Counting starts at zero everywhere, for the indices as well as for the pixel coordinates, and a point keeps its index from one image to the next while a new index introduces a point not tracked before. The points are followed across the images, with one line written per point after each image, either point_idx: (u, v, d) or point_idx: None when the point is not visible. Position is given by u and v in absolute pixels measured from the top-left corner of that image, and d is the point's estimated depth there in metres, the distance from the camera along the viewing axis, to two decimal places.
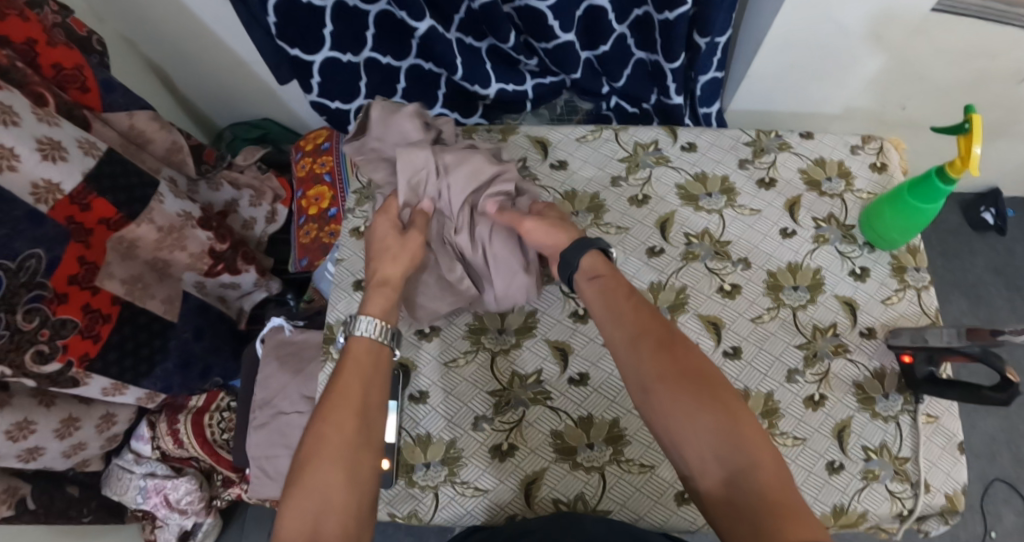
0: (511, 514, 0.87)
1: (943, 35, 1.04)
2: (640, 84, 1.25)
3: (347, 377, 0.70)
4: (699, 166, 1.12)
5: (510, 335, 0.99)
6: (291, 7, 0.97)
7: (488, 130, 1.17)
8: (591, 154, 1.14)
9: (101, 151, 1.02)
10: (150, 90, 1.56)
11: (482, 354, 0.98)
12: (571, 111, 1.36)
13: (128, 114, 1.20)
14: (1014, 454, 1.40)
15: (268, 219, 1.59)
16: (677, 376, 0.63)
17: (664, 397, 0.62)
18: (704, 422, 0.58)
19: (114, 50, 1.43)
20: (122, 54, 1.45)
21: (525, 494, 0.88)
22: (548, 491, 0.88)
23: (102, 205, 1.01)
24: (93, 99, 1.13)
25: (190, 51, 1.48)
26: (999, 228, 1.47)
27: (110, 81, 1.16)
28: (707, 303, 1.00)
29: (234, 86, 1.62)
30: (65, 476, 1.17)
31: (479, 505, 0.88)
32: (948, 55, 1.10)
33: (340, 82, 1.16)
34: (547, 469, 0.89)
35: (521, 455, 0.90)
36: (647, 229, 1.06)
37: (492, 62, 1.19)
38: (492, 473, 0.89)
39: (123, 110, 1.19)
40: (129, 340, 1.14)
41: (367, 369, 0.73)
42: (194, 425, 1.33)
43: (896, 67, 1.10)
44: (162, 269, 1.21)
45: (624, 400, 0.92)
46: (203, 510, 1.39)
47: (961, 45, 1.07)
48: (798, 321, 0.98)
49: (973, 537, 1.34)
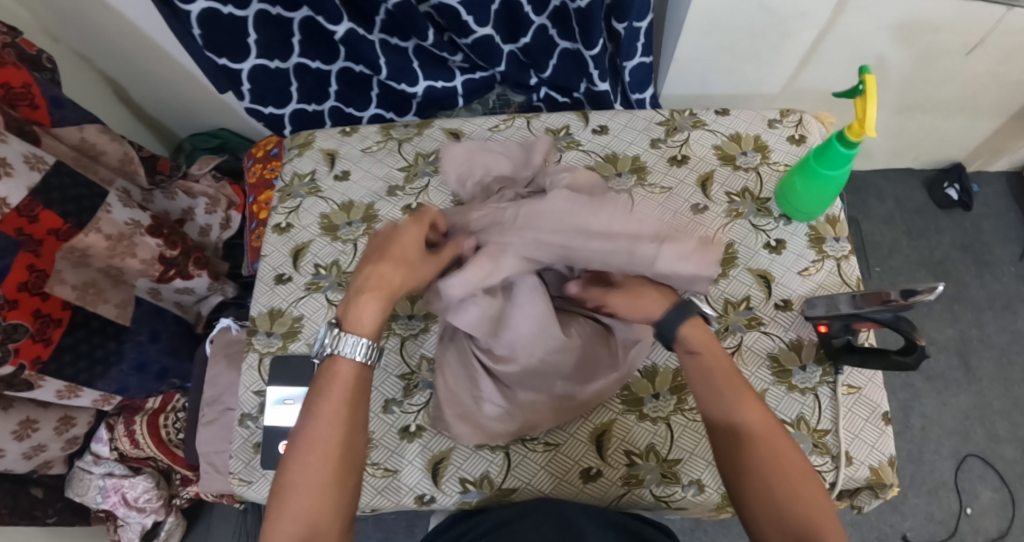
0: (422, 496, 0.59)
1: (994, 64, 0.97)
2: (567, 74, 0.88)
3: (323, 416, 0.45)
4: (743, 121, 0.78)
5: (422, 319, 0.67)
6: (216, 21, 0.73)
7: (405, 125, 0.78)
8: (624, 118, 0.73)
9: (48, 165, 0.81)
10: (125, 127, 1.24)
11: (392, 342, 0.66)
12: (506, 104, 0.97)
13: (77, 126, 0.93)
14: (988, 430, 1.17)
15: (223, 225, 1.20)
16: (779, 453, 0.45)
17: (797, 473, 0.44)
18: (822, 520, 0.41)
19: (70, 77, 1.08)
20: (82, 83, 1.11)
21: (432, 476, 0.59)
22: (455, 471, 0.59)
23: (49, 217, 0.81)
24: (43, 116, 0.87)
25: (156, 81, 1.18)
26: (965, 205, 1.33)
27: (56, 95, 0.90)
28: (780, 252, 0.65)
29: (182, 96, 1.23)
30: (26, 480, 0.95)
31: (395, 497, 0.59)
32: (997, 81, 1.02)
33: (274, 89, 0.88)
34: (452, 449, 0.60)
35: (429, 437, 0.60)
36: (692, 189, 0.68)
37: (420, 60, 0.87)
38: (405, 456, 0.60)
39: (72, 125, 0.92)
40: (81, 346, 0.90)
41: (356, 391, 0.48)
42: (151, 424, 1.04)
43: (981, 75, 1.00)
44: (117, 276, 0.94)
45: (680, 352, 0.60)
46: (167, 509, 1.10)
47: (1005, 73, 1.00)
48: (845, 279, 0.63)
49: (949, 516, 1.11)
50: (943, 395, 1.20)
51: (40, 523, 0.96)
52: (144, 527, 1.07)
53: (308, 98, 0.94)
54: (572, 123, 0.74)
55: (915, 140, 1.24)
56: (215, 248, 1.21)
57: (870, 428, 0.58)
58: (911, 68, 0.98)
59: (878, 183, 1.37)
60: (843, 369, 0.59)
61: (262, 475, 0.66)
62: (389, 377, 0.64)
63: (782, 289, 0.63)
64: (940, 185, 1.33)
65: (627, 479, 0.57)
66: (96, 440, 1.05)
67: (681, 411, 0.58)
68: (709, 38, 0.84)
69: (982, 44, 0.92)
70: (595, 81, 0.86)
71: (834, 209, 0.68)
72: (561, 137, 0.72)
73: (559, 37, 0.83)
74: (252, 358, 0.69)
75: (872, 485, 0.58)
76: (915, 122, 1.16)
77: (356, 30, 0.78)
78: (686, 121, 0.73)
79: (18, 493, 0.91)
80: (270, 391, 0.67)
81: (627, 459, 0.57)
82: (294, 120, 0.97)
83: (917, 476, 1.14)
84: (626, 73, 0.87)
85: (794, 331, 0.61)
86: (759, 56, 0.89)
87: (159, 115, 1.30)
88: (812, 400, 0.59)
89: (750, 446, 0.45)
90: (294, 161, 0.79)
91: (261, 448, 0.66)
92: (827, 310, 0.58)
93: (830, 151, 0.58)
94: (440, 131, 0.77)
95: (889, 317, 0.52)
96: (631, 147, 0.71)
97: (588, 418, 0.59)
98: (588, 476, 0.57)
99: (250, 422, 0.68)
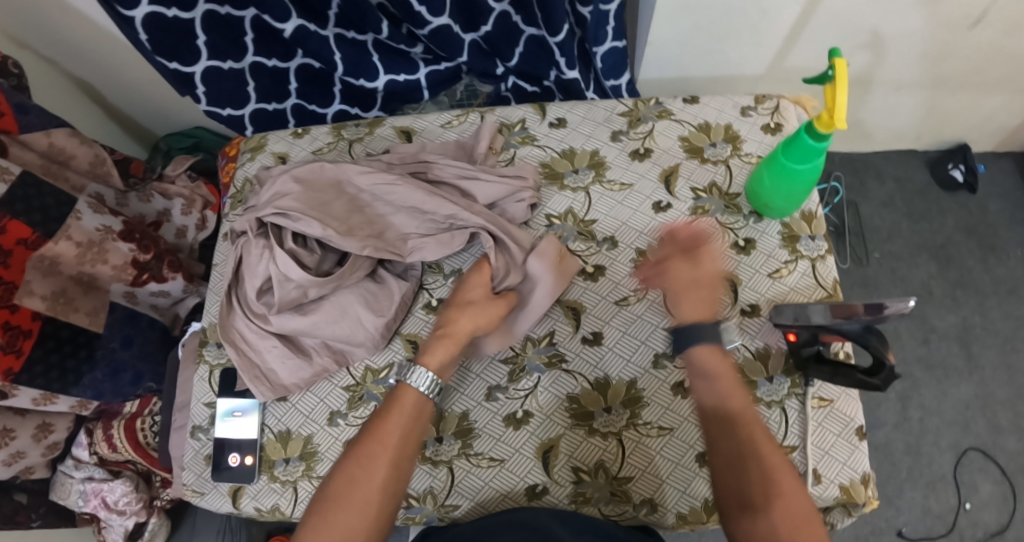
0: None
1: (998, 40, 0.91)
2: (534, 61, 0.83)
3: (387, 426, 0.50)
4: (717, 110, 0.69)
5: None
6: (161, 22, 0.69)
7: (356, 124, 0.74)
8: (583, 109, 0.70)
9: (14, 176, 0.72)
10: (103, 134, 1.13)
11: None
12: (472, 95, 0.90)
13: (45, 131, 0.82)
14: (990, 421, 1.09)
15: (200, 226, 1.07)
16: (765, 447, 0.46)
17: (790, 512, 0.42)
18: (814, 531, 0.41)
19: (41, 85, 0.97)
20: (54, 91, 1.00)
21: None
22: None
23: (17, 226, 0.71)
24: (10, 123, 0.77)
25: (133, 84, 1.08)
26: (969, 186, 1.24)
27: (21, 101, 0.80)
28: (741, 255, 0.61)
29: (160, 101, 1.14)
30: (9, 486, 0.84)
31: None
32: (1012, 54, 0.95)
33: (231, 91, 0.83)
34: None
35: None
36: (654, 184, 0.65)
37: (380, 52, 0.82)
38: None
39: (39, 131, 0.81)
40: (53, 357, 0.78)
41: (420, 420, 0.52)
42: (128, 428, 0.92)
43: (1000, 48, 0.93)
44: (89, 282, 0.82)
45: (633, 361, 0.58)
46: (148, 511, 0.97)
47: (1010, 50, 0.94)
48: (817, 283, 0.59)
49: (947, 511, 1.04)
50: (943, 386, 1.12)
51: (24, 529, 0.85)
52: (127, 530, 0.95)
53: (266, 96, 0.87)
54: (528, 117, 0.71)
55: (919, 121, 1.16)
56: (191, 250, 1.06)
57: (842, 443, 0.55)
58: (910, 45, 0.92)
59: (880, 164, 1.28)
60: (813, 381, 0.56)
61: (214, 487, 0.63)
62: (334, 390, 0.62)
63: (749, 294, 0.60)
64: (944, 166, 1.25)
65: (573, 498, 0.54)
66: (75, 443, 0.93)
67: (633, 427, 0.55)
68: (684, 18, 0.78)
69: (985, 17, 0.86)
70: (563, 70, 0.81)
71: (809, 204, 0.63)
72: (515, 133, 0.70)
73: (523, 23, 0.77)
74: (202, 370, 0.67)
75: (843, 504, 0.55)
76: (920, 101, 1.09)
77: (306, 25, 0.74)
78: (651, 111, 0.69)
79: None
80: (221, 403, 0.64)
81: (574, 476, 0.55)
82: (254, 120, 0.91)
83: (914, 470, 1.07)
84: (598, 58, 0.81)
85: (761, 339, 0.58)
86: (738, 36, 0.83)
87: (131, 113, 1.17)
88: (777, 413, 0.56)
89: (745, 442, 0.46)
90: (246, 166, 0.76)
91: (212, 462, 0.63)
92: (794, 320, 0.55)
93: (799, 144, 0.53)
94: (390, 129, 0.73)
95: (857, 329, 0.48)
96: (590, 141, 0.68)
97: (535, 433, 0.57)
98: (534, 494, 0.55)
99: (202, 434, 0.65)
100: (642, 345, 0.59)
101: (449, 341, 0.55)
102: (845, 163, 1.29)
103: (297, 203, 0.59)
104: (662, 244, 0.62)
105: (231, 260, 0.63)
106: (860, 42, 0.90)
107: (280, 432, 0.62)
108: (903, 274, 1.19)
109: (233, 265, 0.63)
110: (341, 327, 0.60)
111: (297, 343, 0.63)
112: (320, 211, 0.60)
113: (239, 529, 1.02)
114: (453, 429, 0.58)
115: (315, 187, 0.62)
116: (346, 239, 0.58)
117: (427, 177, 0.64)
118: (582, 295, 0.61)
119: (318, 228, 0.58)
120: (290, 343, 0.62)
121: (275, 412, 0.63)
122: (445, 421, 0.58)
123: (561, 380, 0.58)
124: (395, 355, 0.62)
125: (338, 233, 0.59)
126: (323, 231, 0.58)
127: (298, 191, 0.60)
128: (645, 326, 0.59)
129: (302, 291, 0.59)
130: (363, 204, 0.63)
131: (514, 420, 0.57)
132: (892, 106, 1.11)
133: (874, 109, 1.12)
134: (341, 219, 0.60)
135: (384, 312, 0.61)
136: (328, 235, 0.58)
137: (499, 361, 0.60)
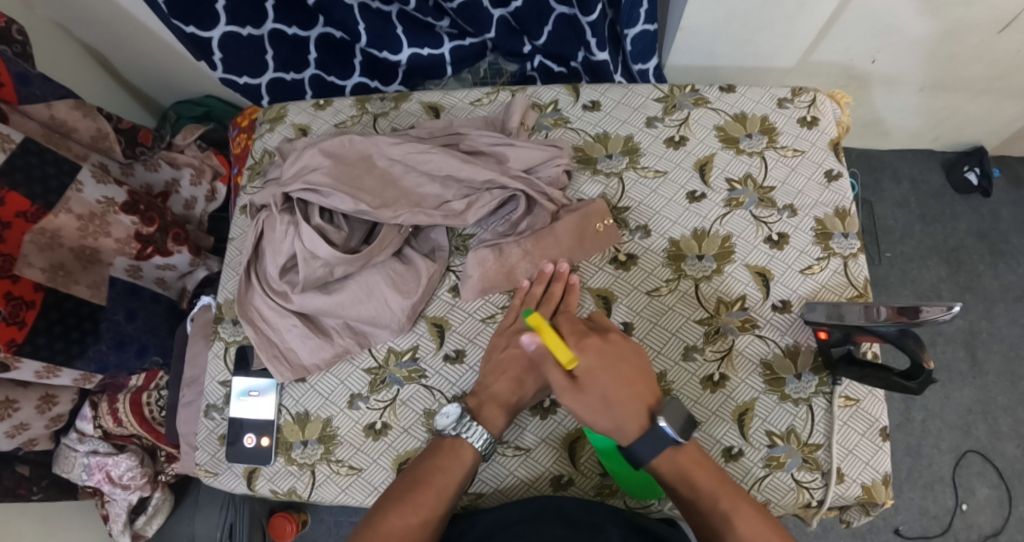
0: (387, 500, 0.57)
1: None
2: (563, 41, 0.80)
3: (448, 476, 0.49)
4: (747, 101, 0.67)
5: None
6: None
7: (381, 98, 0.72)
8: (618, 93, 0.68)
9: (16, 144, 0.68)
10: (110, 102, 1.09)
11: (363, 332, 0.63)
12: (497, 73, 0.89)
13: (46, 104, 0.78)
14: (990, 425, 1.10)
15: (208, 198, 1.04)
16: (718, 479, 0.47)
17: (739, 510, 0.45)
18: (744, 520, 0.44)
19: (47, 49, 0.93)
20: (62, 57, 0.97)
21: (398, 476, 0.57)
22: None
23: (15, 198, 0.68)
24: (9, 93, 0.73)
25: (139, 49, 1.04)
26: (983, 190, 1.22)
27: (24, 70, 0.75)
28: (764, 249, 0.60)
29: (167, 67, 1.10)
30: (11, 457, 0.80)
31: (359, 491, 0.57)
32: None
33: (250, 60, 0.81)
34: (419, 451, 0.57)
35: (397, 440, 0.58)
36: (688, 173, 0.64)
37: (404, 26, 0.79)
38: (373, 455, 0.58)
39: (40, 102, 0.77)
40: (58, 329, 0.75)
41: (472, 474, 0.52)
42: (134, 402, 0.90)
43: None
44: (90, 256, 0.79)
45: (665, 349, 0.58)
46: (152, 486, 0.95)
47: None
48: (852, 280, 0.59)
49: (943, 512, 1.05)
50: (946, 388, 1.12)
51: (25, 502, 0.82)
52: (132, 504, 0.93)
53: (284, 66, 0.84)
54: (561, 98, 0.69)
55: (938, 122, 1.15)
56: (200, 222, 1.04)
57: (866, 444, 0.55)
58: (937, 45, 0.90)
59: (895, 162, 1.27)
60: (841, 380, 0.56)
61: (228, 468, 0.62)
62: (355, 372, 0.61)
63: (781, 290, 0.59)
64: (960, 167, 1.23)
65: (599, 490, 0.55)
66: (78, 416, 0.91)
67: None
68: (720, 4, 0.75)
69: (1014, 22, 0.84)
70: (592, 51, 0.78)
71: (844, 200, 0.62)
72: (547, 114, 0.68)
73: (555, 1, 0.75)
74: (216, 348, 0.65)
75: (863, 503, 0.55)
76: (943, 102, 1.07)
77: None
78: (687, 98, 0.68)
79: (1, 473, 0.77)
80: (236, 382, 0.63)
81: (601, 468, 0.55)
82: (271, 91, 0.88)
83: (914, 470, 1.07)
84: (628, 41, 0.78)
85: (791, 336, 0.58)
86: (773, 26, 0.81)
87: (139, 79, 1.13)
88: (804, 411, 0.56)
89: (699, 483, 0.46)
90: (265, 138, 0.74)
91: (227, 441, 0.62)
92: (828, 318, 0.54)
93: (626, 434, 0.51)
94: (418, 105, 0.71)
95: (894, 332, 0.48)
96: (624, 126, 0.67)
97: (561, 423, 0.56)
98: (559, 485, 0.55)
99: (216, 414, 0.64)
100: (674, 333, 0.58)
101: (496, 403, 0.54)
102: (861, 160, 1.27)
103: (327, 177, 0.57)
104: (694, 235, 0.61)
105: (252, 235, 0.61)
106: (887, 40, 0.88)
107: (299, 413, 0.61)
108: (913, 275, 1.19)
109: (254, 240, 0.61)
110: (365, 307, 0.59)
111: (316, 323, 0.62)
112: (353, 185, 0.59)
113: (241, 504, 0.98)
114: None
115: (345, 161, 0.60)
116: (381, 213, 0.58)
117: (460, 147, 0.63)
118: (614, 284, 0.60)
119: (350, 203, 0.57)
120: (310, 323, 0.61)
121: (293, 393, 0.61)
122: None
123: None
124: (420, 338, 0.61)
125: (370, 207, 0.58)
126: (356, 206, 0.57)
127: (327, 165, 0.59)
128: (676, 318, 0.59)
129: (328, 269, 0.58)
130: (393, 179, 0.61)
131: (540, 409, 0.57)
132: (915, 106, 1.09)
133: (896, 107, 1.10)
134: (374, 192, 0.59)
135: (410, 294, 0.59)
136: (360, 210, 0.57)
137: None
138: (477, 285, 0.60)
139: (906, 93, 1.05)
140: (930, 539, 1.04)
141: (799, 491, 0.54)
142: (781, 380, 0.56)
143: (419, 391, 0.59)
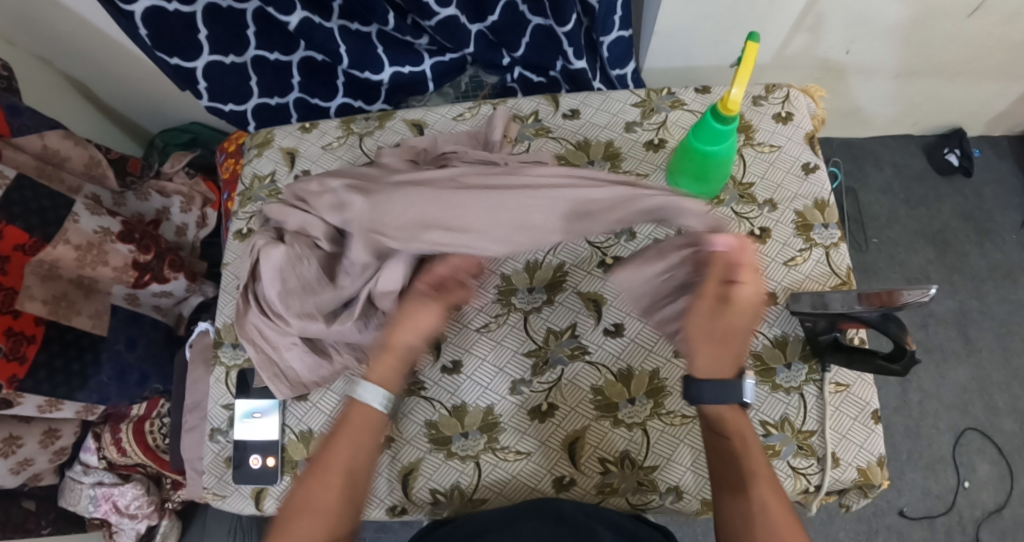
0: (391, 508, 0.58)
1: (997, 27, 0.92)
2: (542, 51, 0.82)
3: (343, 443, 0.53)
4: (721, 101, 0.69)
5: None
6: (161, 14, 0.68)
7: (365, 118, 0.74)
8: (597, 100, 0.70)
9: (9, 179, 0.69)
10: (96, 132, 1.10)
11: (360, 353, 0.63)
12: (479, 86, 0.90)
13: (38, 135, 0.79)
14: (987, 402, 1.11)
15: (201, 223, 1.05)
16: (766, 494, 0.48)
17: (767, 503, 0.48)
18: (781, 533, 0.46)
19: (33, 84, 0.95)
20: (47, 89, 0.98)
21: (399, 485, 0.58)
22: (425, 483, 0.58)
23: (13, 232, 0.68)
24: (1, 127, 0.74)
25: (124, 81, 1.06)
26: (964, 171, 1.25)
27: (13, 103, 0.77)
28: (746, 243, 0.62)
29: (152, 97, 1.11)
30: (16, 493, 0.81)
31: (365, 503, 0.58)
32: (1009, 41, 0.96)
33: (235, 87, 0.82)
34: (420, 460, 0.58)
35: (400, 451, 0.59)
36: None
37: (385, 45, 0.81)
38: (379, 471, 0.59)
39: (32, 133, 0.78)
40: (58, 361, 0.76)
41: (371, 432, 0.55)
42: (137, 430, 0.90)
43: (995, 35, 0.94)
44: (89, 284, 0.79)
45: (658, 351, 0.59)
46: (160, 513, 0.95)
47: (1010, 36, 0.94)
48: (834, 270, 0.61)
49: (945, 491, 1.06)
50: (941, 369, 1.14)
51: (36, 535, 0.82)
52: (139, 533, 0.93)
53: (269, 91, 0.86)
54: (541, 108, 0.71)
55: (916, 108, 1.17)
56: (193, 248, 1.04)
57: (858, 427, 0.56)
58: (912, 30, 0.92)
59: (877, 150, 1.29)
60: (830, 366, 0.57)
61: (235, 490, 0.62)
62: (356, 387, 0.62)
63: (766, 282, 0.61)
64: (940, 150, 1.26)
65: (600, 488, 0.56)
66: (83, 448, 0.91)
67: (657, 417, 0.57)
68: (691, 8, 0.77)
69: (983, 6, 0.87)
70: (570, 59, 0.80)
71: (823, 192, 0.64)
72: (529, 125, 0.70)
73: (531, 13, 0.77)
74: (216, 372, 0.66)
75: (860, 485, 0.56)
76: (917, 88, 1.10)
77: (311, 18, 0.72)
78: (664, 101, 0.69)
79: (8, 507, 0.78)
80: (238, 404, 0.63)
81: (601, 466, 0.56)
82: (257, 116, 0.89)
83: (915, 451, 1.09)
84: (604, 48, 0.80)
85: (779, 327, 0.59)
86: (746, 25, 0.82)
87: (126, 110, 1.15)
88: (796, 399, 0.57)
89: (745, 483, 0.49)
90: (254, 163, 0.75)
91: (233, 464, 0.62)
92: (813, 307, 0.55)
93: (706, 127, 0.55)
94: (401, 123, 0.73)
95: (877, 317, 0.49)
96: (605, 132, 0.68)
97: (560, 425, 0.58)
98: (561, 485, 0.56)
99: (221, 437, 0.64)
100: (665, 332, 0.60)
101: (389, 355, 0.55)
102: (843, 149, 1.29)
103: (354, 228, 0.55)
104: None
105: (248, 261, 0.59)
106: (862, 31, 0.91)
107: (302, 431, 0.62)
108: (901, 259, 1.21)
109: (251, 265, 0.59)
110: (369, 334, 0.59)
111: (317, 342, 0.61)
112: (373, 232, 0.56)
113: (250, 526, 0.98)
114: (479, 424, 0.59)
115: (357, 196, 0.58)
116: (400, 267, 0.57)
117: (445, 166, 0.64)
118: (603, 287, 0.62)
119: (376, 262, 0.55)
120: (311, 343, 0.60)
121: (296, 412, 0.63)
122: (470, 415, 0.59)
123: (584, 371, 0.59)
124: None
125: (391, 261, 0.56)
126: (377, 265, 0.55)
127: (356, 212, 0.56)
128: None
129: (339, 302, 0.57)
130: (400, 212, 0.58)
131: (538, 412, 0.58)
132: (889, 93, 1.12)
133: (870, 95, 1.12)
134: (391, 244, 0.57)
135: None
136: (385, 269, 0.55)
137: (522, 354, 0.61)
138: (475, 300, 0.63)
139: (881, 80, 1.07)
140: (935, 519, 1.05)
141: (796, 478, 0.55)
142: (772, 372, 0.58)
143: (419, 403, 0.60)
